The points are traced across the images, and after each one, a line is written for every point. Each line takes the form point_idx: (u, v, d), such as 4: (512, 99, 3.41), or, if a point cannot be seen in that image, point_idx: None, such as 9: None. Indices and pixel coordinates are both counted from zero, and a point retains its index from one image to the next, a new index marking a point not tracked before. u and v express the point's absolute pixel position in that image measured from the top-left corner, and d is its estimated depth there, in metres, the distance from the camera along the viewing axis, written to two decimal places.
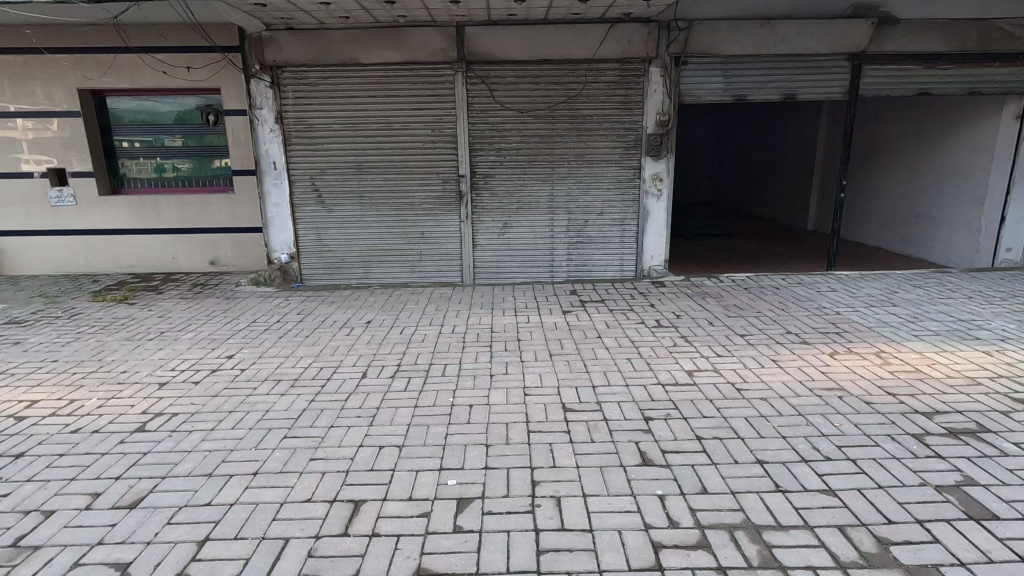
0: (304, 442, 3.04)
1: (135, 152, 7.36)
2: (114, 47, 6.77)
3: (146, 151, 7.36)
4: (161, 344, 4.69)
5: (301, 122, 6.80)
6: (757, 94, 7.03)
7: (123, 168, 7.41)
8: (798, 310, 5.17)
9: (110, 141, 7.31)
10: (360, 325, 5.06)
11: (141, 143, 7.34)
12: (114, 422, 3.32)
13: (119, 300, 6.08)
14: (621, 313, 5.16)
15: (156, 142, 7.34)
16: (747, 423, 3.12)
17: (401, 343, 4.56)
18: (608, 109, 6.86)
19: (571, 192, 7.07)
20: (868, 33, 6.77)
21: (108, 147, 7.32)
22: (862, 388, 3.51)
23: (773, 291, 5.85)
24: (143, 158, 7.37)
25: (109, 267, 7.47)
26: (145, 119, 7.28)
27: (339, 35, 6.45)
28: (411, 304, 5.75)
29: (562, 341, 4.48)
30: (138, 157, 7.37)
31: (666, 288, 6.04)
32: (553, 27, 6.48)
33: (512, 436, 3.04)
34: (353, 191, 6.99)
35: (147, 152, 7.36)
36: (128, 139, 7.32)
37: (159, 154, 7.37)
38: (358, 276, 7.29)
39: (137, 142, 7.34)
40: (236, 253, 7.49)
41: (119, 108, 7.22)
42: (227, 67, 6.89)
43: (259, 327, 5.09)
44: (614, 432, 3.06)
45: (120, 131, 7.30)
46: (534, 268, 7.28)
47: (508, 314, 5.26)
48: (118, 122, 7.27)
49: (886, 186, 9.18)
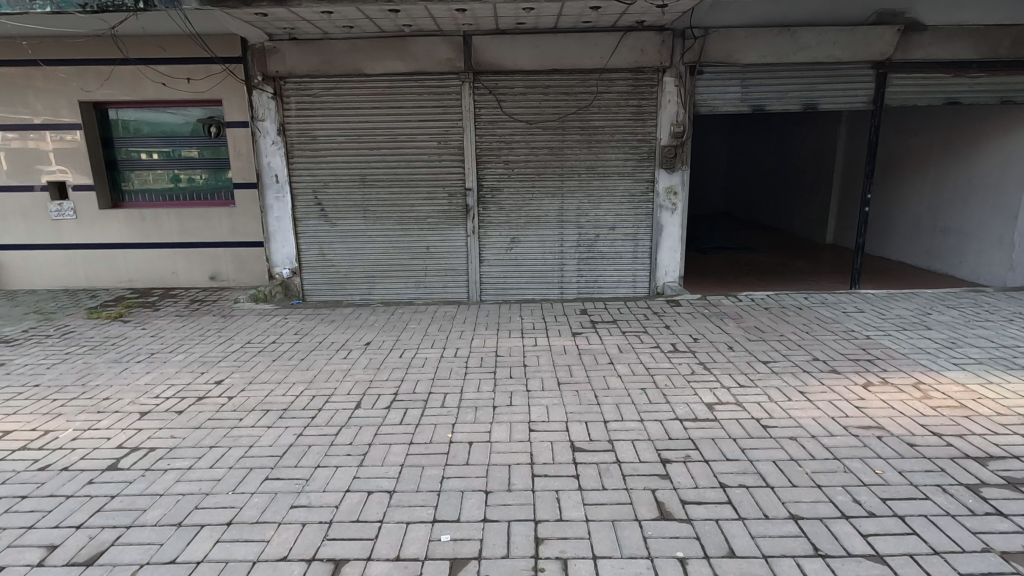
0: (287, 485, 2.77)
1: (138, 164, 7.21)
2: (115, 59, 6.65)
3: (150, 163, 7.21)
4: (150, 367, 4.46)
5: (304, 134, 6.61)
6: (777, 104, 6.75)
7: (126, 180, 7.26)
8: (825, 334, 4.84)
9: (113, 153, 7.18)
10: (358, 347, 4.80)
11: (145, 155, 7.19)
12: (86, 457, 3.08)
13: (113, 318, 5.88)
14: (635, 336, 4.86)
15: (160, 154, 7.18)
16: (776, 467, 2.80)
17: (399, 368, 4.30)
18: (620, 120, 6.60)
19: (581, 206, 6.80)
20: (894, 40, 6.49)
21: (111, 160, 7.19)
22: (903, 427, 3.18)
23: (796, 311, 5.52)
24: (147, 170, 7.23)
25: (109, 282, 7.30)
26: (149, 130, 7.14)
27: (343, 45, 6.28)
28: (413, 324, 5.49)
29: (571, 368, 4.19)
30: (142, 170, 7.22)
31: (682, 308, 5.73)
32: (563, 36, 6.26)
33: (515, 481, 2.75)
34: (357, 205, 6.78)
35: (151, 164, 7.21)
36: (131, 151, 7.18)
37: (163, 166, 7.22)
38: (360, 292, 7.06)
39: (141, 154, 7.19)
40: (237, 268, 7.29)
41: (121, 119, 7.08)
42: (228, 78, 6.73)
43: (253, 349, 4.85)
44: (628, 477, 2.76)
45: (123, 143, 7.16)
46: (543, 285, 7.00)
47: (515, 336, 4.98)
48: (121, 134, 7.13)
49: (912, 199, 8.81)
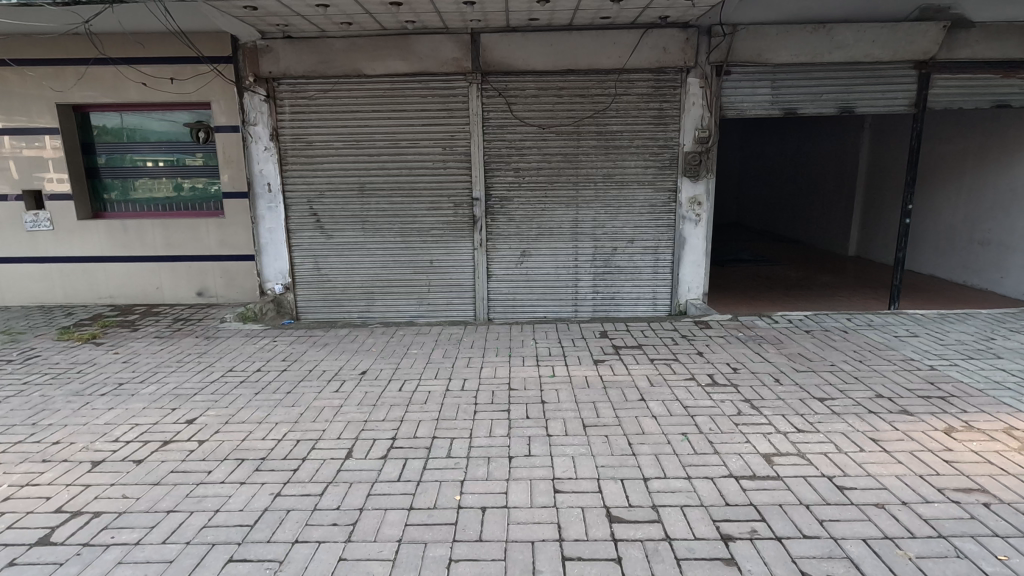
0: (256, 571, 2.21)
1: (140, 171, 6.69)
2: (91, 58, 6.16)
3: (153, 171, 6.68)
4: (114, 402, 3.90)
5: (298, 139, 6.10)
6: (811, 107, 6.21)
7: (122, 189, 6.75)
8: (881, 363, 4.26)
9: (116, 161, 6.68)
10: (353, 378, 4.23)
11: (148, 163, 6.67)
12: (13, 527, 2.52)
13: (85, 340, 5.34)
14: (666, 366, 4.29)
15: (165, 161, 6.66)
16: (868, 549, 2.24)
17: (399, 405, 3.72)
18: (641, 125, 6.08)
19: (598, 217, 6.26)
20: (940, 38, 5.94)
21: (113, 168, 6.70)
22: (1012, 491, 2.60)
23: (841, 336, 4.95)
24: (150, 179, 6.71)
25: (88, 298, 6.77)
26: (152, 137, 6.62)
27: (340, 44, 5.79)
28: (415, 348, 4.93)
29: (597, 407, 3.61)
30: (144, 178, 6.71)
31: (713, 331, 5.17)
32: (578, 34, 5.76)
33: (541, 567, 2.19)
34: (355, 216, 6.25)
35: (155, 173, 6.69)
36: (135, 159, 6.67)
37: (168, 175, 6.69)
38: (358, 311, 6.53)
39: (145, 161, 6.67)
40: (226, 283, 6.76)
41: (120, 125, 6.59)
42: (216, 80, 6.22)
43: (234, 378, 4.29)
44: (684, 563, 2.19)
45: (126, 150, 6.66)
46: (556, 302, 6.46)
47: (530, 364, 4.41)
48: (120, 140, 6.64)
49: (946, 210, 8.27)
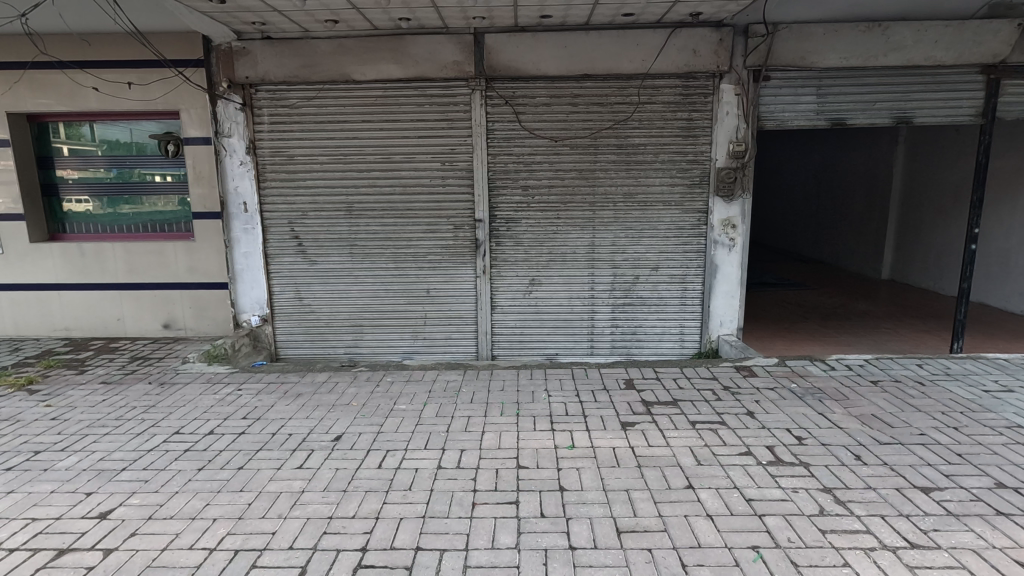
0: None
1: (141, 187, 5.91)
2: (31, 60, 5.47)
3: (158, 188, 5.89)
4: (17, 482, 3.07)
5: (278, 153, 5.35)
6: (862, 117, 5.41)
7: (91, 208, 5.99)
8: (980, 432, 3.40)
9: (116, 175, 5.90)
10: (322, 448, 3.39)
11: (142, 178, 5.89)
12: None
13: (19, 386, 4.53)
14: (711, 434, 3.44)
15: (144, 176, 5.88)
16: None
17: (376, 493, 2.88)
18: (667, 137, 5.29)
19: (618, 241, 5.46)
20: (1012, 38, 5.13)
21: (113, 184, 5.91)
22: None
23: (917, 389, 4.08)
24: (156, 196, 5.92)
25: (41, 331, 6.00)
26: (144, 151, 5.84)
27: (325, 46, 5.05)
28: (403, 403, 4.09)
29: (634, 499, 2.77)
30: (148, 194, 5.93)
31: (761, 381, 4.32)
32: (597, 34, 5.00)
33: None
34: (341, 239, 5.48)
35: (146, 189, 5.91)
36: (121, 173, 5.89)
37: (164, 193, 5.92)
38: (344, 347, 5.72)
39: (149, 176, 5.88)
40: (197, 314, 5.97)
41: (104, 136, 5.83)
42: (182, 86, 5.48)
43: (175, 447, 3.45)
44: None
45: (131, 164, 5.87)
46: (570, 339, 5.64)
47: (542, 430, 3.57)
48: (107, 152, 5.85)
49: (1000, 231, 7.40)
